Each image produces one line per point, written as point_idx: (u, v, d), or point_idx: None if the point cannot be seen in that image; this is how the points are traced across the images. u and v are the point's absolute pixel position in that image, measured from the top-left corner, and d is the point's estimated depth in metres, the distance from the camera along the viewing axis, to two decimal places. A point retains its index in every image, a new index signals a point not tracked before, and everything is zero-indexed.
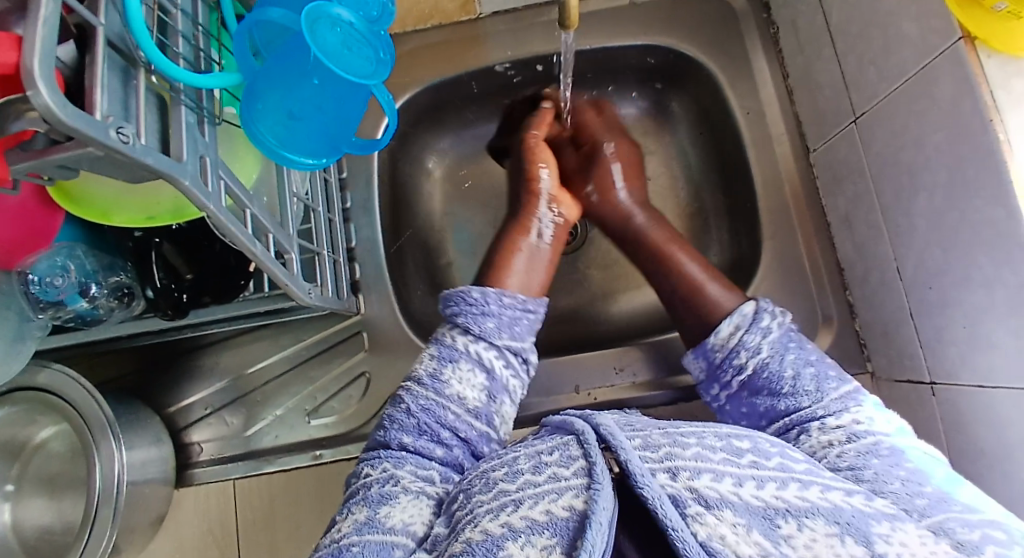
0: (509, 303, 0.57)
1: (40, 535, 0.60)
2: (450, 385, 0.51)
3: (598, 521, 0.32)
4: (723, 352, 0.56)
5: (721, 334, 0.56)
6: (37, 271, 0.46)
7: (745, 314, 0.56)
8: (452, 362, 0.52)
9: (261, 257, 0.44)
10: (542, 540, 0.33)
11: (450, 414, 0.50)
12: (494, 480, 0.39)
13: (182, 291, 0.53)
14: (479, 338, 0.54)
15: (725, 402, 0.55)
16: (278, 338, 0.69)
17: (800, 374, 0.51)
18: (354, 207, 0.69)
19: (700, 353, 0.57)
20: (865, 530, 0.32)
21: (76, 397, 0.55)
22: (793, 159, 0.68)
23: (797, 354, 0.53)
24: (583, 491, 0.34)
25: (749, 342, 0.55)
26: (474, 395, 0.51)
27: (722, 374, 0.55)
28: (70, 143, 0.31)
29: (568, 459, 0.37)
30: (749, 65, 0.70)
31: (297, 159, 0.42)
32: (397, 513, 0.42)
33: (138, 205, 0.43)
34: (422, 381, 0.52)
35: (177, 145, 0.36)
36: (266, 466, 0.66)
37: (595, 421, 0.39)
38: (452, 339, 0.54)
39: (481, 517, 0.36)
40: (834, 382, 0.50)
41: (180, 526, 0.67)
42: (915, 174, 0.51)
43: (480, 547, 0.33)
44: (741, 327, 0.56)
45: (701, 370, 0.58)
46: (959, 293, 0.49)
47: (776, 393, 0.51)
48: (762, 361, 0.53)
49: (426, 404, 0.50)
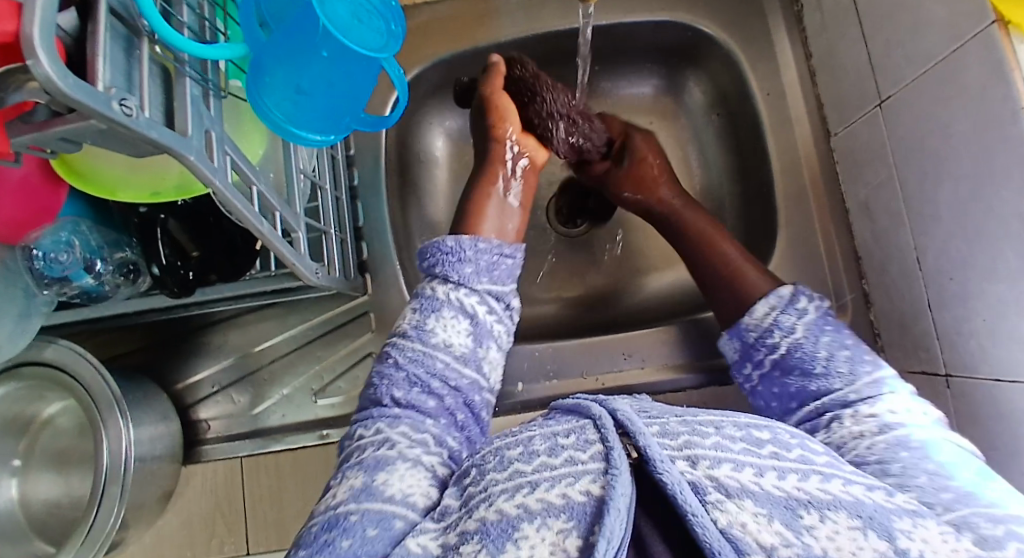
0: (485, 249, 0.55)
1: (50, 509, 0.60)
2: (436, 334, 0.51)
3: (616, 507, 0.31)
4: (757, 331, 0.56)
5: (755, 315, 0.56)
6: (41, 247, 0.46)
7: (782, 295, 0.56)
8: (435, 313, 0.52)
9: (268, 235, 0.43)
10: (558, 523, 0.32)
11: (439, 364, 0.50)
12: (509, 459, 0.38)
13: (188, 269, 0.52)
14: (460, 285, 0.53)
15: (758, 383, 0.55)
16: (285, 318, 0.68)
17: (833, 356, 0.51)
18: (361, 186, 0.68)
19: (735, 334, 0.57)
20: (887, 526, 0.31)
21: (83, 374, 0.55)
22: (812, 142, 0.66)
23: (832, 338, 0.52)
24: (600, 476, 0.34)
25: (783, 322, 0.54)
26: (461, 340, 0.52)
27: (755, 352, 0.55)
28: (70, 115, 0.30)
29: (585, 443, 0.36)
30: (769, 44, 0.67)
31: (304, 136, 0.41)
32: (395, 482, 0.41)
33: (145, 183, 0.43)
34: (407, 335, 0.51)
35: (182, 119, 0.35)
36: (272, 445, 0.66)
37: (610, 407, 0.39)
38: (432, 290, 0.53)
39: (496, 497, 0.35)
40: (870, 366, 0.50)
41: (187, 502, 0.67)
42: (940, 161, 0.50)
43: (494, 527, 0.33)
44: (777, 307, 0.55)
45: (735, 350, 0.57)
46: (983, 284, 0.47)
47: (808, 374, 0.51)
48: (797, 341, 0.53)
49: (413, 356, 0.50)
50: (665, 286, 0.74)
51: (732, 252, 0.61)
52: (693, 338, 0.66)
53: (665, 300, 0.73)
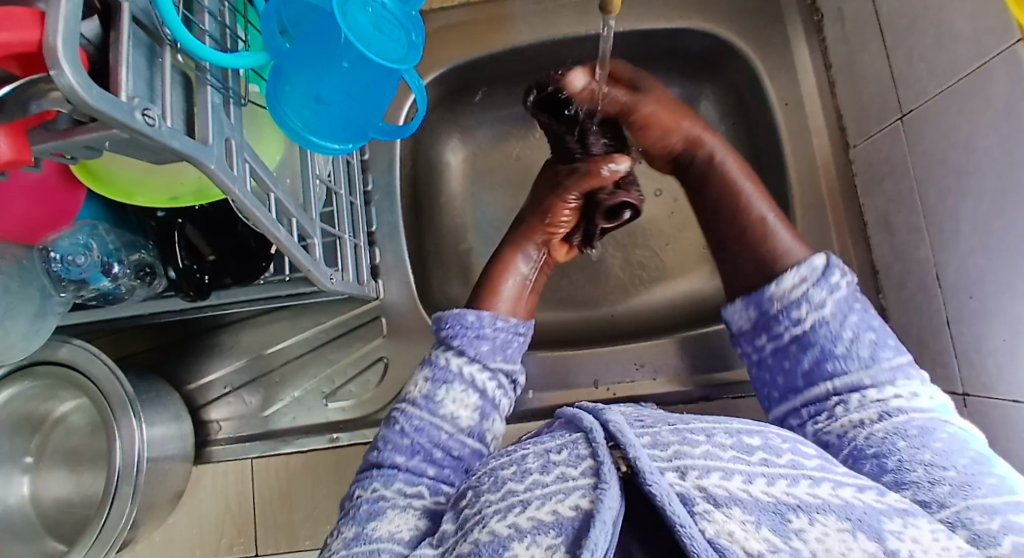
0: (502, 327, 0.57)
1: (62, 507, 0.61)
2: (444, 405, 0.51)
3: (602, 519, 0.31)
4: (782, 302, 0.51)
5: (784, 284, 0.51)
6: (59, 249, 0.46)
7: (816, 265, 0.50)
8: (446, 384, 0.52)
9: (283, 241, 0.43)
10: (548, 540, 0.32)
11: (442, 434, 0.50)
12: (503, 479, 0.38)
13: (204, 273, 0.52)
14: (474, 361, 0.54)
15: (769, 356, 0.52)
16: (296, 320, 0.68)
17: (858, 339, 0.48)
18: (375, 190, 0.68)
19: (753, 302, 0.52)
20: (876, 527, 0.31)
21: (97, 374, 0.55)
22: (830, 153, 0.65)
23: (860, 318, 0.49)
24: (590, 491, 0.33)
25: (814, 295, 0.49)
26: (467, 415, 0.52)
27: (775, 325, 0.51)
28: (93, 124, 0.30)
29: (576, 459, 0.36)
30: (789, 53, 0.67)
31: (324, 145, 0.41)
32: (384, 525, 0.43)
33: (162, 184, 0.43)
34: (416, 403, 0.52)
35: (202, 128, 0.35)
36: (283, 446, 0.66)
37: (604, 418, 0.38)
38: (446, 360, 0.54)
39: (489, 518, 0.35)
40: (891, 353, 0.48)
41: (197, 502, 0.67)
42: (962, 177, 0.49)
43: (486, 548, 0.33)
44: (809, 279, 0.50)
45: (749, 319, 0.53)
46: (1002, 303, 0.47)
47: (827, 353, 0.48)
48: (826, 317, 0.49)
49: (417, 425, 0.50)
50: (678, 294, 0.72)
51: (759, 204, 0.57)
52: (706, 349, 0.66)
53: (677, 309, 0.72)
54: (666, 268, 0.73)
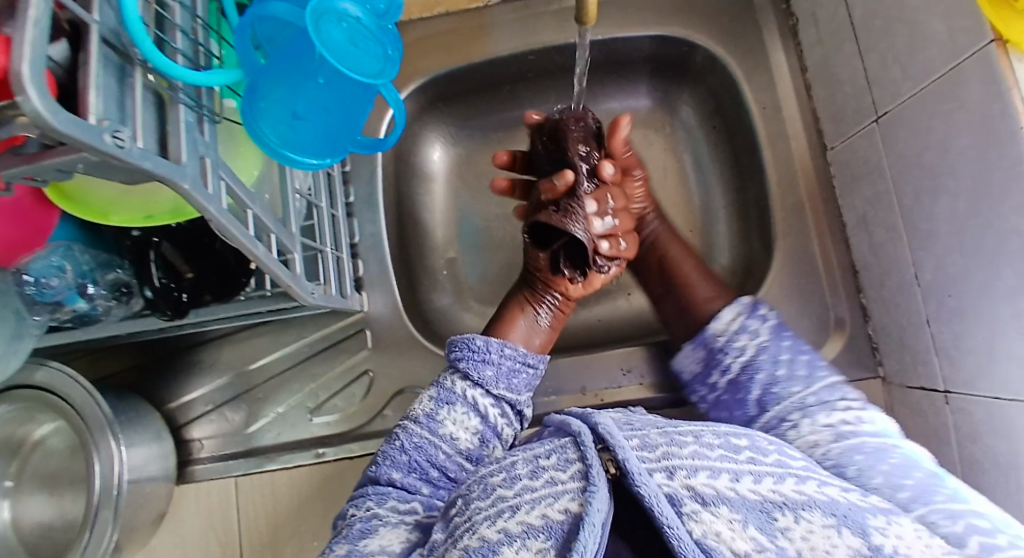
0: (510, 353, 0.55)
1: (42, 532, 0.59)
2: (444, 425, 0.51)
3: (592, 522, 0.31)
4: (722, 338, 0.55)
5: (721, 321, 0.56)
6: (33, 271, 0.45)
7: (745, 302, 0.56)
8: (449, 405, 0.52)
9: (263, 258, 0.42)
10: (537, 543, 0.32)
11: (440, 454, 0.50)
12: (492, 485, 0.38)
13: (182, 291, 0.51)
14: (478, 386, 0.53)
15: (723, 391, 0.54)
16: (280, 334, 0.67)
17: (795, 359, 0.52)
18: (357, 201, 0.68)
19: (697, 342, 0.57)
20: (861, 523, 0.31)
21: (74, 396, 0.54)
22: (809, 156, 0.66)
23: (793, 343, 0.53)
24: (579, 494, 0.33)
25: (750, 326, 0.54)
26: (467, 438, 0.51)
27: (720, 358, 0.55)
28: (62, 147, 0.29)
29: (565, 463, 0.36)
30: (765, 58, 0.68)
31: (300, 160, 0.40)
32: (376, 541, 0.43)
33: (137, 204, 0.42)
34: (418, 420, 0.51)
35: (175, 147, 0.34)
36: (267, 463, 0.66)
37: (592, 421, 0.38)
38: (451, 383, 0.53)
39: (479, 524, 0.35)
40: (827, 372, 0.51)
41: (182, 521, 0.66)
42: (937, 179, 0.50)
43: (476, 552, 0.33)
44: (742, 313, 0.55)
45: (697, 360, 0.56)
46: (979, 301, 0.48)
47: (773, 379, 0.51)
48: (762, 345, 0.53)
49: (417, 443, 0.50)
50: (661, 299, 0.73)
51: (682, 261, 0.64)
52: None
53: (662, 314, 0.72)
54: None
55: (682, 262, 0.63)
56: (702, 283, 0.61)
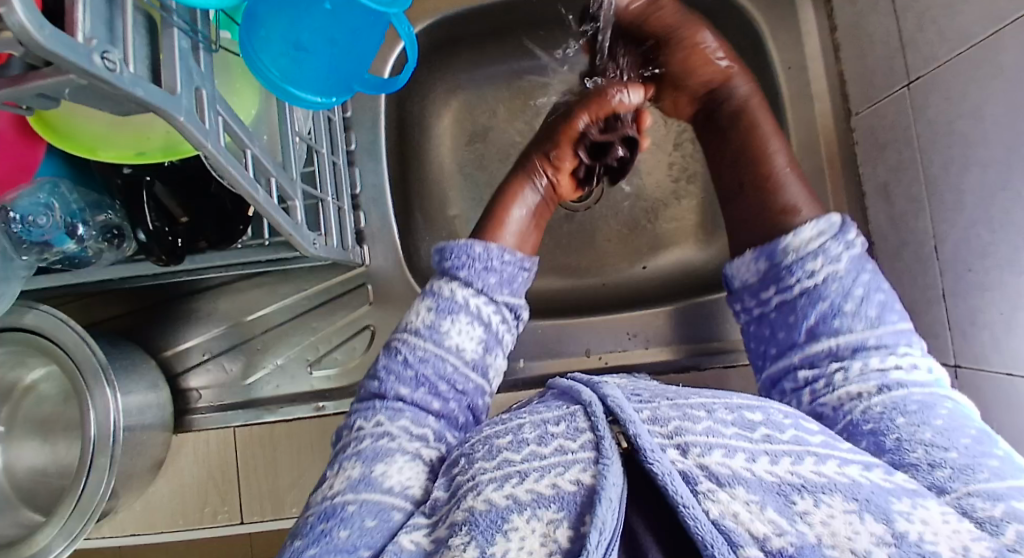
0: (510, 261, 0.56)
1: (37, 476, 0.59)
2: (449, 336, 0.51)
3: (608, 497, 0.30)
4: (795, 255, 0.50)
5: (800, 236, 0.51)
6: (18, 209, 0.42)
7: (833, 221, 0.51)
8: (451, 315, 0.52)
9: (262, 203, 0.40)
10: (549, 514, 0.31)
11: (448, 366, 0.50)
12: (498, 448, 0.37)
13: (177, 236, 0.49)
14: (480, 293, 0.53)
15: (770, 311, 0.51)
16: (277, 287, 0.66)
17: (867, 297, 0.48)
18: (358, 149, 0.65)
19: (762, 254, 0.52)
20: (884, 507, 0.29)
21: (66, 341, 0.53)
22: (831, 120, 0.64)
23: (870, 280, 0.49)
24: (591, 465, 0.32)
25: (829, 250, 0.49)
26: (472, 347, 0.52)
27: (782, 278, 0.51)
28: (48, 69, 0.27)
29: (574, 431, 0.35)
30: (793, 14, 0.64)
31: (305, 97, 0.37)
32: (393, 473, 0.41)
33: (130, 140, 0.40)
34: (419, 332, 0.51)
35: (169, 75, 0.31)
36: (265, 415, 0.65)
37: (602, 392, 0.38)
38: (450, 291, 0.53)
39: (484, 486, 0.34)
40: (897, 316, 0.48)
41: (177, 470, 0.65)
42: (968, 148, 0.48)
43: (483, 517, 0.31)
44: (826, 233, 0.50)
45: (755, 272, 0.53)
46: (1001, 277, 0.46)
47: (835, 311, 0.48)
48: (838, 274, 0.49)
49: (422, 355, 0.50)
50: (669, 264, 0.71)
51: (776, 155, 0.58)
52: (697, 319, 0.65)
53: (672, 281, 0.70)
54: (662, 236, 0.71)
55: (777, 160, 0.57)
56: (789, 188, 0.56)
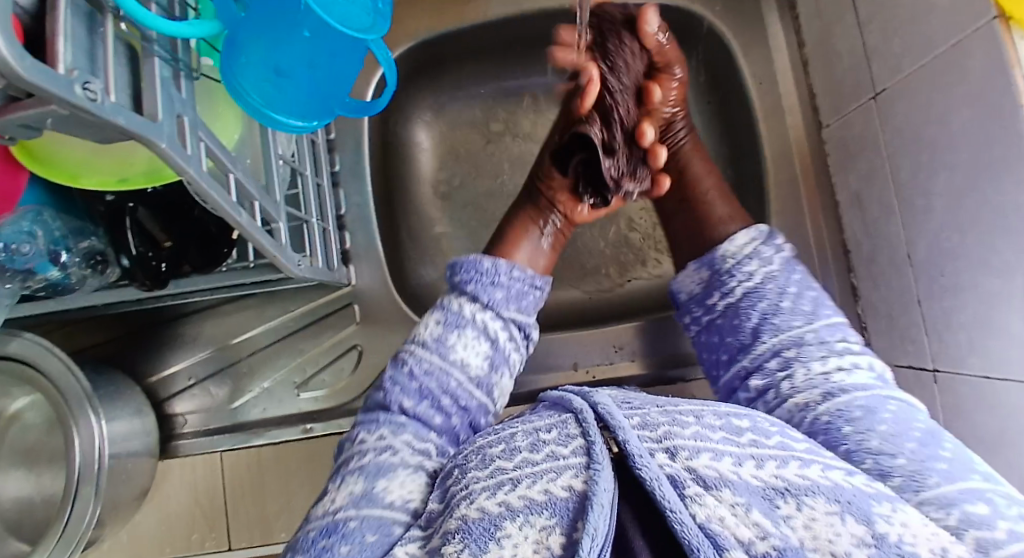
0: (517, 276, 0.56)
1: (21, 508, 0.58)
2: (455, 350, 0.51)
3: (599, 502, 0.30)
4: (731, 260, 0.54)
5: (734, 244, 0.54)
6: (1, 238, 0.42)
7: (762, 229, 0.55)
8: (458, 329, 0.52)
9: (246, 226, 0.41)
10: (541, 521, 0.31)
11: (452, 381, 0.50)
12: (491, 457, 0.37)
13: (161, 261, 0.49)
14: (486, 308, 0.53)
15: (713, 316, 0.54)
16: (263, 309, 0.66)
17: (801, 295, 0.51)
18: (342, 171, 0.66)
19: (704, 262, 0.55)
20: (865, 510, 0.30)
21: (50, 368, 0.52)
22: (804, 132, 0.66)
23: (801, 278, 0.52)
24: (582, 471, 0.33)
25: (761, 254, 0.53)
26: (477, 363, 0.51)
27: (721, 283, 0.54)
28: (28, 100, 0.27)
29: (566, 438, 0.36)
30: (763, 30, 0.66)
31: (285, 121, 0.38)
32: (395, 488, 0.41)
33: (110, 164, 0.40)
34: (426, 345, 0.51)
35: (151, 103, 0.32)
36: (254, 439, 0.64)
37: (593, 400, 0.38)
38: (459, 306, 0.53)
39: (477, 495, 0.34)
40: (831, 311, 0.50)
41: (164, 498, 0.65)
42: (936, 156, 0.50)
43: (477, 526, 0.31)
44: (758, 238, 0.54)
45: (699, 280, 0.56)
46: (972, 280, 0.48)
47: (774, 309, 0.50)
48: (772, 274, 0.52)
49: (428, 368, 0.50)
50: (652, 276, 0.72)
51: (704, 174, 0.62)
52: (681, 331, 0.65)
53: (657, 294, 0.71)
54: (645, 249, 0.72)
55: (704, 181, 0.61)
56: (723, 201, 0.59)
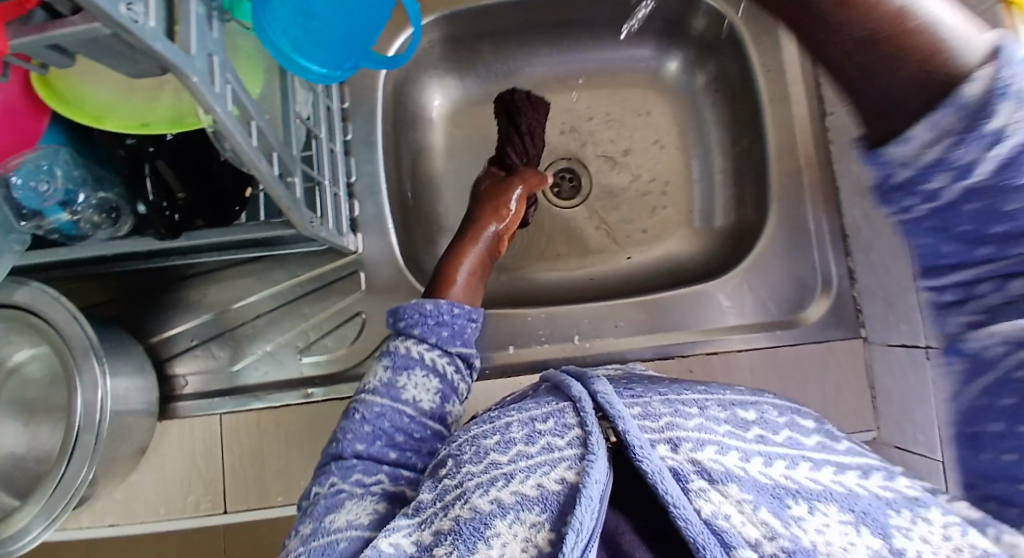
0: (460, 312, 0.55)
1: (13, 461, 0.57)
2: (406, 391, 0.50)
3: (588, 495, 0.31)
4: None
5: None
6: (20, 175, 0.43)
7: None
8: (407, 371, 0.51)
9: (265, 174, 0.41)
10: (532, 516, 0.32)
11: (405, 419, 0.50)
12: (485, 448, 0.37)
13: (175, 211, 0.49)
14: (435, 347, 0.53)
15: None
16: (269, 273, 0.66)
17: None
18: (355, 140, 0.67)
19: None
20: (882, 521, 0.29)
21: (56, 317, 0.52)
22: (807, 121, 0.68)
23: None
24: (577, 462, 0.33)
25: None
26: (429, 399, 0.51)
27: None
28: (75, 17, 0.28)
29: (562, 428, 0.36)
30: (773, 21, 0.69)
31: (308, 67, 0.38)
32: (342, 516, 0.43)
33: (133, 109, 0.40)
34: (375, 391, 0.51)
35: (184, 36, 0.33)
36: (253, 402, 0.65)
37: (592, 388, 0.38)
38: (406, 348, 0.52)
39: (471, 493, 0.34)
40: None
41: (161, 458, 0.64)
42: None
43: (467, 526, 0.33)
44: None
45: None
46: None
47: None
48: None
49: (379, 411, 0.49)
50: (652, 259, 0.74)
51: None
52: (683, 310, 0.66)
53: (657, 275, 0.72)
54: (649, 233, 0.74)
55: None
56: None
